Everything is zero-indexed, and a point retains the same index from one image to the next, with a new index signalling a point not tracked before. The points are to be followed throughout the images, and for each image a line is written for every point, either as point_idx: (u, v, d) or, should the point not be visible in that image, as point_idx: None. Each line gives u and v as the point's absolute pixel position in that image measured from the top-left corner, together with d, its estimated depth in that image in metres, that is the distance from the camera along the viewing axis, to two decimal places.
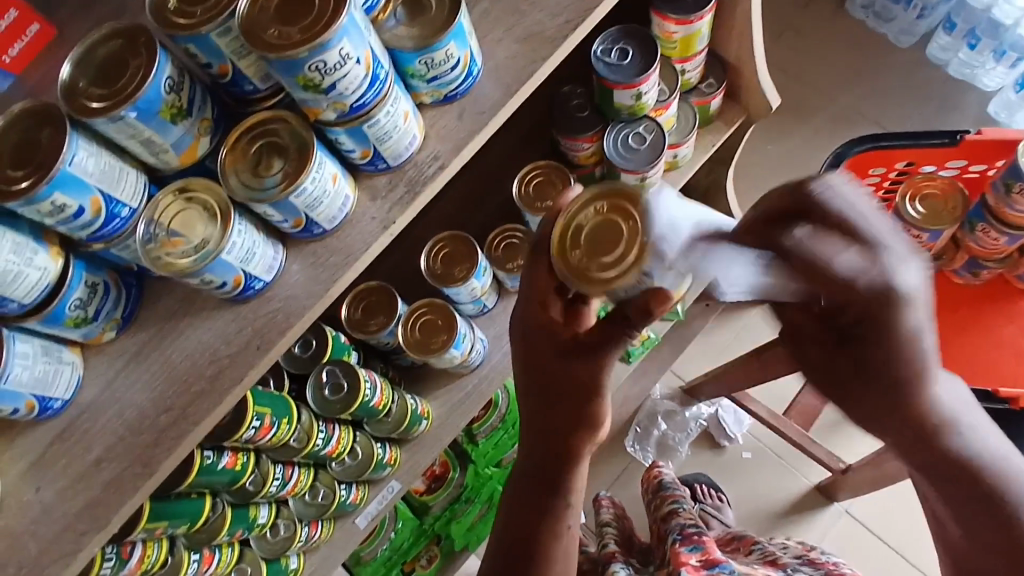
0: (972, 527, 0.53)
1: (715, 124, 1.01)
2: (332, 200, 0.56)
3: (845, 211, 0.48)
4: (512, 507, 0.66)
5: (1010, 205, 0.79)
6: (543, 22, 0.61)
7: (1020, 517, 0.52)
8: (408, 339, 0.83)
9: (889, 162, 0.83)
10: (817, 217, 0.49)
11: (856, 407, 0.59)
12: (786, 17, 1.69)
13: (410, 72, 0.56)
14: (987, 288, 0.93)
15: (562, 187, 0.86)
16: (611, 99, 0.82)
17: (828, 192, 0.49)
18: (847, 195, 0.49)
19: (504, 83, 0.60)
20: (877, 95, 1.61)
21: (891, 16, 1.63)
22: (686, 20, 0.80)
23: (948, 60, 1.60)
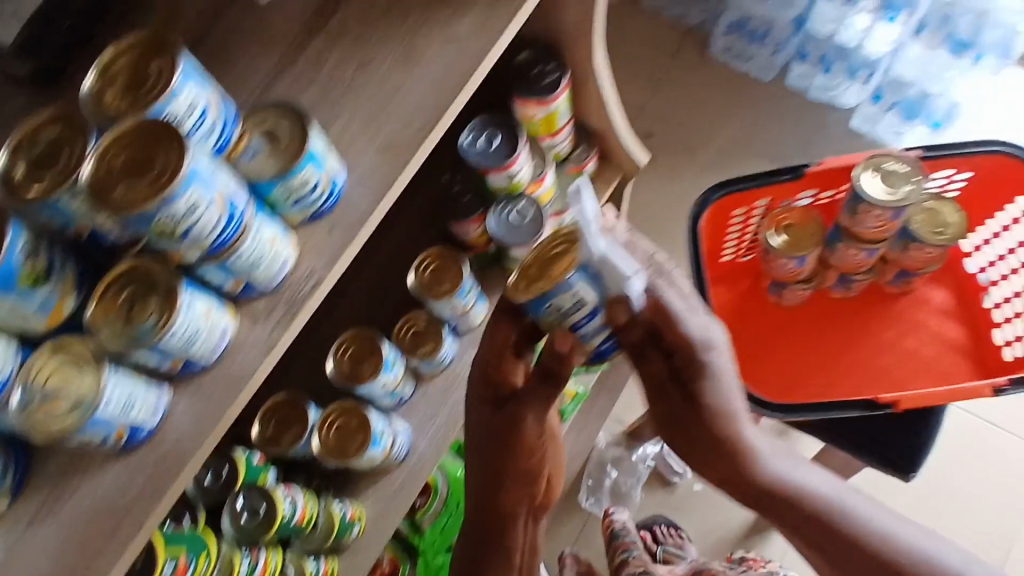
0: (824, 545, 0.70)
1: (595, 186, 1.07)
2: (209, 334, 0.56)
3: (660, 298, 0.63)
4: (464, 557, 0.80)
5: (860, 224, 0.86)
6: (397, 132, 0.65)
7: (822, 520, 0.70)
8: (324, 445, 0.82)
9: (748, 202, 0.91)
10: (649, 301, 0.63)
11: (700, 458, 0.70)
12: (656, 69, 1.83)
13: (272, 199, 0.60)
14: (863, 297, 1.00)
15: (456, 270, 0.89)
16: (488, 182, 0.87)
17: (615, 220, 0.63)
18: (661, 289, 0.63)
19: (369, 191, 0.63)
20: (751, 127, 1.75)
21: (750, 56, 1.79)
22: (543, 101, 0.87)
23: (807, 86, 1.76)
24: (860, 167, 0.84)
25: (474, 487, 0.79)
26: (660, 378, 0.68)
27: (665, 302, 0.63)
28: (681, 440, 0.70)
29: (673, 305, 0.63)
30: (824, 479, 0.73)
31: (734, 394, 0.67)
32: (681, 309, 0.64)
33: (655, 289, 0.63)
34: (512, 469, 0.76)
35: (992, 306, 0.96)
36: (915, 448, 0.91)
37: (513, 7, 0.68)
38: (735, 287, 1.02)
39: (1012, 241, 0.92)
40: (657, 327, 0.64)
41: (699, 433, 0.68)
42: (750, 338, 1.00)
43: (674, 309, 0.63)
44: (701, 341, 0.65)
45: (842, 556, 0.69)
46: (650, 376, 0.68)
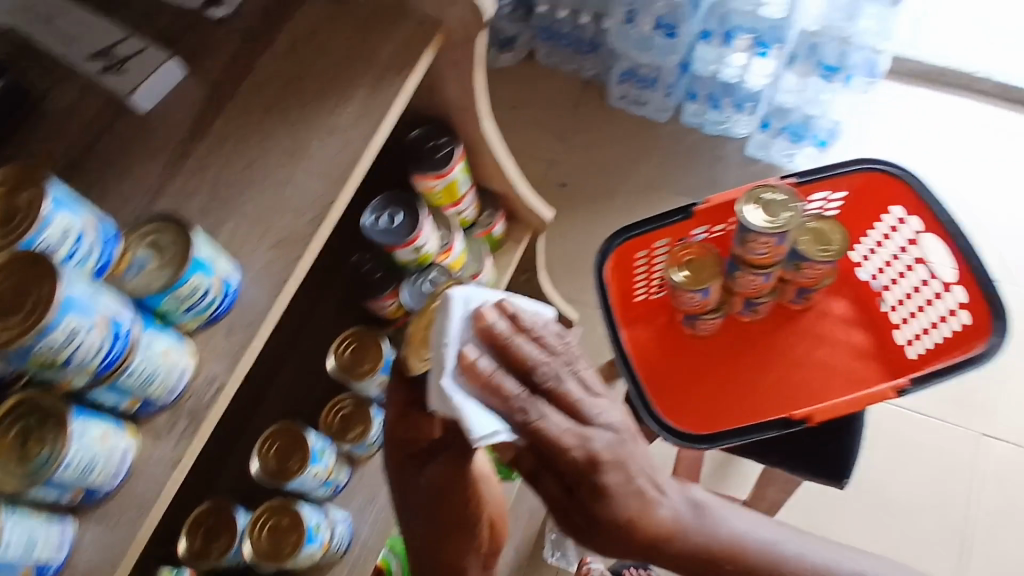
0: None
1: (507, 245, 1.11)
2: (109, 458, 0.54)
3: (538, 423, 0.61)
4: None
5: (750, 252, 0.91)
6: (289, 227, 0.65)
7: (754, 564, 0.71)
8: (258, 550, 0.80)
9: (647, 245, 0.95)
10: (523, 432, 0.61)
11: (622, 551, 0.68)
12: (561, 125, 1.92)
13: (163, 310, 0.59)
14: (771, 317, 1.05)
15: (376, 345, 0.89)
16: (396, 258, 0.89)
17: (495, 324, 0.65)
18: (537, 412, 0.62)
19: (265, 288, 0.63)
20: (657, 167, 1.84)
21: (645, 100, 1.89)
22: (441, 173, 0.90)
23: (701, 123, 1.86)
24: (742, 201, 0.89)
25: (421, 556, 0.79)
26: (560, 500, 0.66)
27: (542, 429, 0.61)
28: (600, 542, 0.68)
29: (552, 427, 0.61)
30: (749, 522, 0.74)
31: (636, 480, 0.66)
32: (558, 425, 0.62)
33: (524, 420, 0.61)
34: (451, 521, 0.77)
35: (889, 309, 1.02)
36: (842, 458, 0.94)
37: (389, 93, 0.71)
38: (652, 325, 1.05)
39: (895, 246, 0.99)
40: (540, 451, 0.63)
41: (616, 535, 0.66)
42: (673, 372, 1.03)
43: (554, 429, 0.62)
44: (591, 445, 0.63)
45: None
46: (551, 496, 0.66)
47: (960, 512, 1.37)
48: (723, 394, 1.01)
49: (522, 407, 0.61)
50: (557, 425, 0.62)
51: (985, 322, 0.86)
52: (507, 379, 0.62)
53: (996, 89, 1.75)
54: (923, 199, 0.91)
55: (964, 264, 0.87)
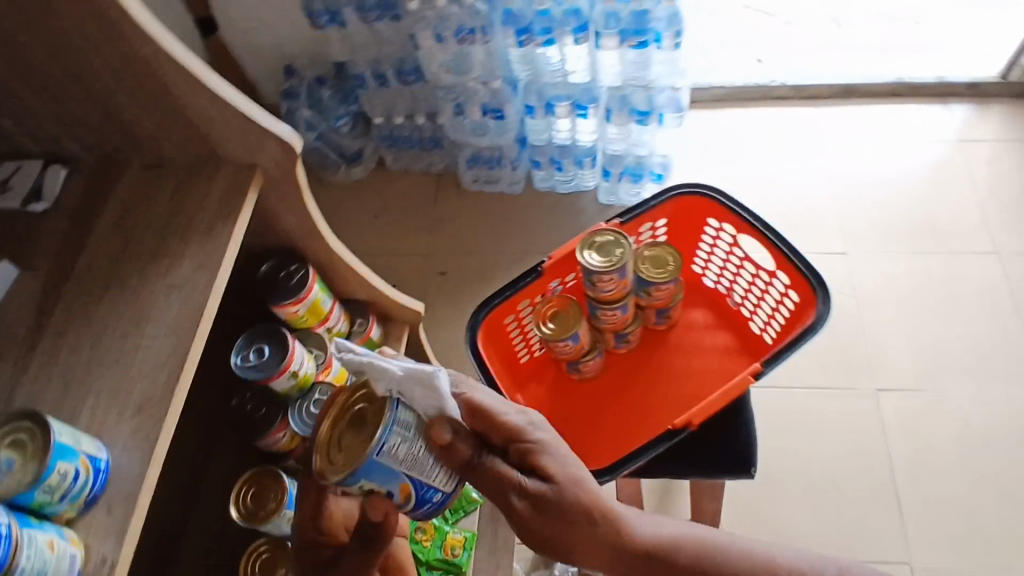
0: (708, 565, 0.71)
1: (388, 346, 1.14)
2: None
3: (474, 394, 0.71)
4: None
5: (602, 290, 1.00)
6: (149, 389, 0.67)
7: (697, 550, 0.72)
8: None
9: (511, 309, 1.02)
10: (462, 404, 0.70)
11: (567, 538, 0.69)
12: (427, 219, 2.01)
13: (38, 504, 0.59)
14: (644, 343, 1.14)
15: (275, 482, 0.88)
16: (275, 389, 0.90)
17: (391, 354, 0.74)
18: (473, 387, 0.72)
19: (136, 455, 0.63)
20: (524, 234, 1.96)
21: (496, 178, 2.01)
22: (298, 298, 0.94)
23: (552, 184, 2.00)
24: (579, 250, 0.99)
25: None
26: (504, 474, 0.69)
27: (479, 397, 0.71)
28: (545, 529, 0.68)
29: (487, 399, 0.71)
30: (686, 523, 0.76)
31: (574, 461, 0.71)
32: (491, 399, 0.71)
33: (462, 391, 0.70)
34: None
35: (738, 304, 1.13)
36: (742, 450, 1.02)
37: (221, 239, 0.75)
38: (543, 381, 1.11)
39: (722, 250, 1.11)
40: (479, 427, 0.70)
41: (557, 514, 0.68)
42: (573, 419, 1.09)
43: (488, 403, 0.71)
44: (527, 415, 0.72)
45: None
46: (495, 475, 0.68)
47: (873, 465, 1.49)
48: (625, 422, 1.09)
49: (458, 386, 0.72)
50: (489, 399, 0.71)
51: (810, 295, 0.97)
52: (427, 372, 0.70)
53: (791, 91, 1.99)
54: (727, 206, 1.04)
55: (776, 253, 0.99)
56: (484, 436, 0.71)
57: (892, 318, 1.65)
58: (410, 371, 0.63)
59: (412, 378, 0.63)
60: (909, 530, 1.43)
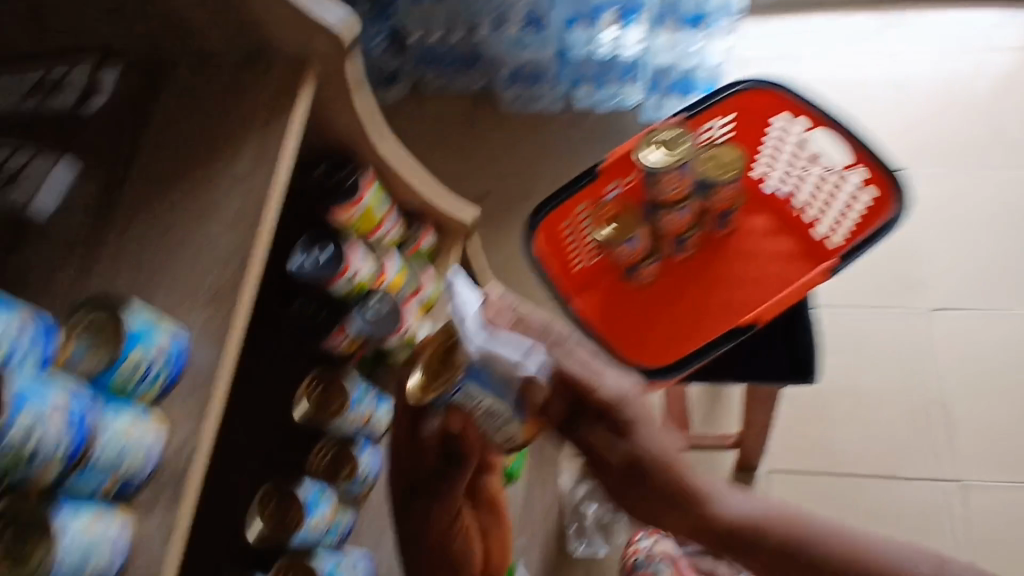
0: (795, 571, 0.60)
1: (441, 256, 1.16)
2: (101, 544, 0.55)
3: (569, 361, 0.63)
4: None
5: (663, 191, 0.97)
6: (218, 280, 0.67)
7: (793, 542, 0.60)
8: None
9: (569, 213, 1.00)
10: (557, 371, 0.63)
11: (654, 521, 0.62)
12: (465, 140, 1.96)
13: (117, 387, 0.61)
14: (704, 248, 1.09)
15: (343, 382, 0.91)
16: (335, 292, 0.90)
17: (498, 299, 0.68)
18: (566, 352, 0.64)
19: (211, 343, 0.64)
20: (565, 154, 1.89)
21: (537, 96, 1.92)
22: (354, 201, 0.93)
23: (592, 105, 1.91)
24: (639, 149, 0.95)
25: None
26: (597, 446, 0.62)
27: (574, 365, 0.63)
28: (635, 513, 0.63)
29: (581, 364, 0.63)
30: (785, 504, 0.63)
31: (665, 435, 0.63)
32: (585, 363, 0.64)
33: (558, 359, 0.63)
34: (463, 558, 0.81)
35: (802, 209, 1.09)
36: (804, 355, 0.99)
37: (279, 132, 0.73)
38: (597, 287, 1.07)
39: (790, 149, 1.07)
40: (576, 392, 0.63)
41: (659, 494, 0.60)
42: (628, 328, 1.06)
43: (581, 369, 0.63)
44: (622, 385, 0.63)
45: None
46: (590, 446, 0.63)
47: (927, 380, 1.46)
48: (688, 329, 1.04)
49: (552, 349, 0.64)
50: (581, 363, 0.64)
51: (889, 191, 0.95)
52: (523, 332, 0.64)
53: None
54: (797, 101, 1.00)
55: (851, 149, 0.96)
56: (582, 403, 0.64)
57: (953, 235, 1.58)
58: (487, 347, 0.60)
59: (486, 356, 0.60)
60: (963, 444, 1.40)
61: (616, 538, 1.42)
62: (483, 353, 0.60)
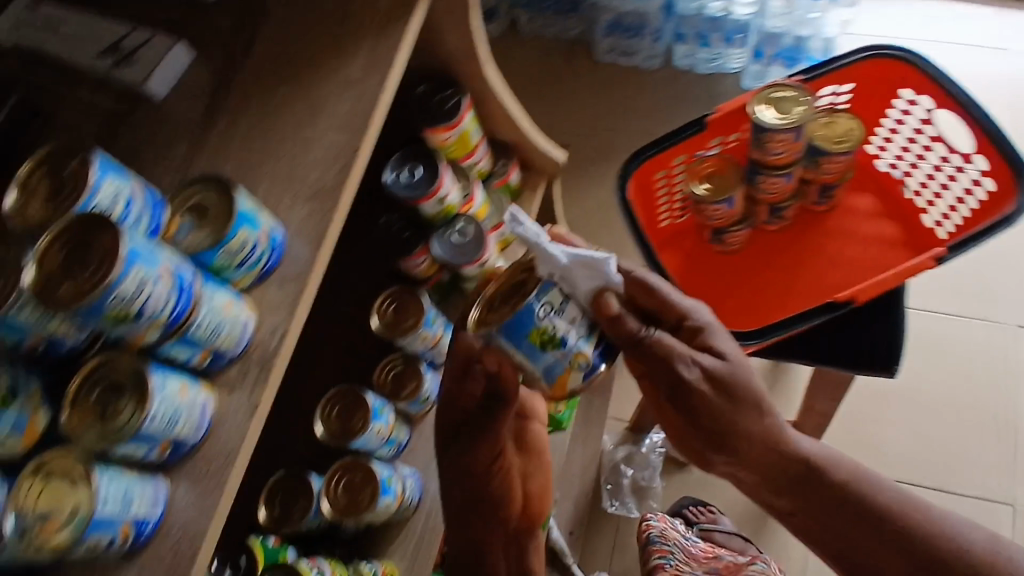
0: (826, 497, 0.72)
1: (525, 194, 1.12)
2: (190, 411, 0.56)
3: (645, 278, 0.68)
4: None
5: (770, 152, 0.92)
6: (320, 179, 0.67)
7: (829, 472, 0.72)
8: (334, 509, 0.82)
9: (665, 164, 0.96)
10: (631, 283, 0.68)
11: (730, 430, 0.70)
12: (550, 83, 1.85)
13: (217, 266, 0.61)
14: (798, 222, 1.05)
15: (417, 303, 0.91)
16: (422, 212, 0.91)
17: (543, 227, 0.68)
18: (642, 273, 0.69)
19: (308, 239, 0.65)
20: (655, 110, 1.77)
21: (634, 50, 1.81)
22: (450, 124, 0.91)
23: (693, 64, 1.80)
24: (753, 103, 0.90)
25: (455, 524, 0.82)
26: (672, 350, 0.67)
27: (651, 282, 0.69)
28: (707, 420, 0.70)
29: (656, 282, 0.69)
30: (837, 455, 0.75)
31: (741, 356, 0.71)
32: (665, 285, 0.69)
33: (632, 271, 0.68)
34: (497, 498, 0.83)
35: (913, 195, 1.02)
36: (889, 346, 0.93)
37: (394, 41, 0.73)
38: (680, 249, 1.06)
39: (910, 129, 1.00)
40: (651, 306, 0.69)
41: (726, 399, 0.69)
42: (708, 291, 1.03)
43: (656, 285, 0.69)
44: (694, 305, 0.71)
45: (859, 533, 0.71)
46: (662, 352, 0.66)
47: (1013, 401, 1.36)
48: (767, 298, 1.01)
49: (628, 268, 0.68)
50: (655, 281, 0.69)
51: (1009, 184, 0.88)
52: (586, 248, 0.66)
53: None
54: (928, 75, 0.93)
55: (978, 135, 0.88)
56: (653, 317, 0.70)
57: None
58: (570, 254, 0.59)
59: (576, 263, 0.59)
60: None
61: (649, 501, 1.42)
62: (570, 265, 0.59)
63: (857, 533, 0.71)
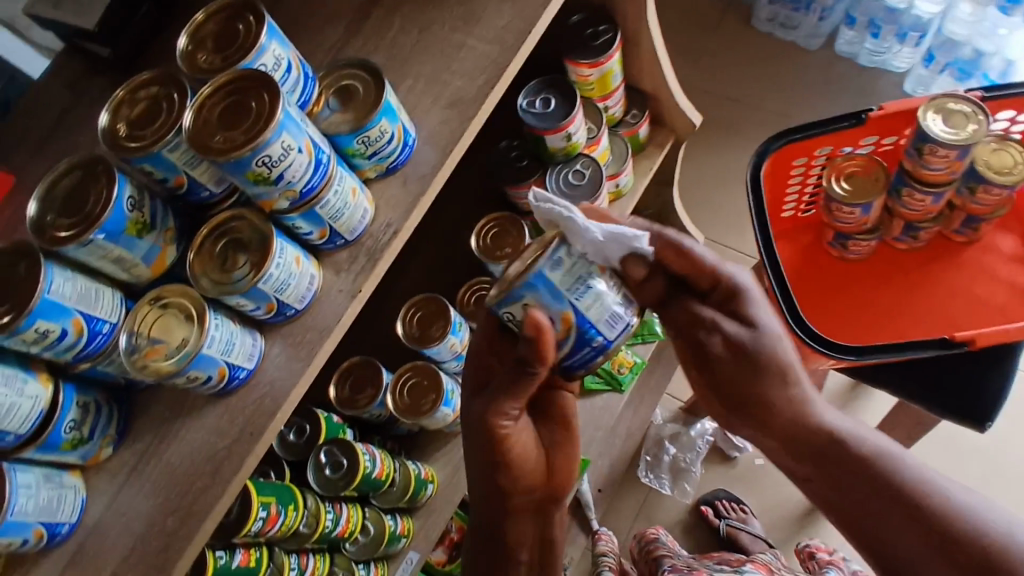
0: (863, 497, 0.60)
1: (648, 149, 1.08)
2: (299, 281, 0.59)
3: (676, 240, 0.66)
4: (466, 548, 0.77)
5: (926, 166, 0.84)
6: (463, 88, 0.67)
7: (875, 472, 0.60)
8: (398, 406, 0.85)
9: (807, 151, 0.91)
10: (660, 242, 0.67)
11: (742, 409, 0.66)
12: (697, 38, 1.72)
13: (351, 152, 0.62)
14: (930, 246, 0.97)
15: (518, 232, 0.90)
16: (545, 145, 0.89)
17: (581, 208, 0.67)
18: (676, 234, 0.67)
19: (439, 145, 0.65)
20: (800, 92, 1.64)
21: (796, 24, 1.66)
22: (596, 62, 0.88)
23: (856, 53, 1.64)
24: (923, 108, 0.82)
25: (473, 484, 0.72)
26: (696, 314, 0.67)
27: (681, 245, 0.66)
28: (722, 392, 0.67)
29: (688, 241, 0.67)
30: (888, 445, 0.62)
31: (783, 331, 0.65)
32: (703, 248, 0.67)
33: (661, 232, 0.67)
34: (526, 488, 0.71)
35: None
36: (992, 399, 0.86)
37: None
38: (796, 244, 1.01)
39: None
40: (683, 270, 0.67)
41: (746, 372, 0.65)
42: (814, 294, 0.98)
43: (686, 245, 0.66)
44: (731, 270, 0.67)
45: (898, 536, 0.58)
46: (688, 314, 0.67)
47: None
48: (873, 318, 0.96)
49: (659, 229, 0.67)
50: (693, 243, 0.67)
51: None
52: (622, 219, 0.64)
53: None
54: None
55: None
56: (684, 282, 0.69)
57: None
58: (607, 238, 0.58)
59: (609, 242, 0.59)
60: None
61: (683, 483, 1.41)
62: (603, 243, 0.58)
63: (871, 507, 0.59)
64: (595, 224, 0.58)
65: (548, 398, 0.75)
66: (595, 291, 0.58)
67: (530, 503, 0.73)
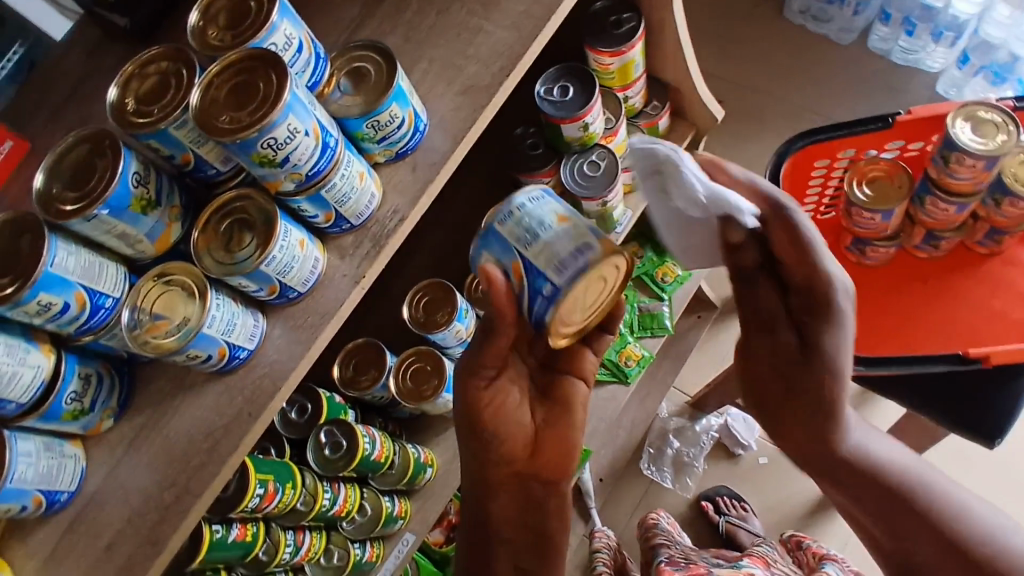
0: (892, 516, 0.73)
1: (668, 142, 1.06)
2: (303, 264, 0.58)
3: (795, 230, 0.68)
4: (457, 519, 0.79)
5: (951, 174, 0.81)
6: (477, 74, 0.66)
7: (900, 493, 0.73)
8: (401, 389, 0.86)
9: (829, 152, 0.88)
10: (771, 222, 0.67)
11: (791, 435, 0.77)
12: (727, 27, 1.68)
13: (360, 135, 0.61)
14: (950, 257, 0.95)
15: None
16: (561, 134, 0.87)
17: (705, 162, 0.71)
18: (798, 223, 0.67)
19: (451, 132, 0.65)
20: (828, 88, 1.60)
21: (829, 17, 1.62)
22: (618, 51, 0.86)
23: (889, 49, 1.60)
24: (952, 115, 0.79)
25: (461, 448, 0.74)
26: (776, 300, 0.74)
27: (798, 235, 0.67)
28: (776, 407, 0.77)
29: (803, 229, 0.67)
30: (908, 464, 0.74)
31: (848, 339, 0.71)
32: (816, 237, 0.68)
33: (779, 212, 0.68)
34: (507, 457, 0.72)
35: None
36: (1002, 416, 0.84)
37: None
38: None
39: None
40: (784, 251, 0.69)
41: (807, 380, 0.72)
42: None
43: (799, 228, 0.68)
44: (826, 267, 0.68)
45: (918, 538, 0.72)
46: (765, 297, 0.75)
47: None
48: (886, 327, 0.94)
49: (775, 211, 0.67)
50: (804, 224, 0.68)
51: None
52: (737, 176, 0.69)
53: None
54: None
55: None
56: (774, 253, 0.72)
57: None
58: (710, 197, 0.66)
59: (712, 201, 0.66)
60: None
61: (685, 478, 1.41)
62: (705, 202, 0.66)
63: (900, 524, 0.73)
64: (700, 182, 0.66)
65: (549, 380, 0.75)
66: (543, 236, 0.56)
67: (511, 476, 0.74)
